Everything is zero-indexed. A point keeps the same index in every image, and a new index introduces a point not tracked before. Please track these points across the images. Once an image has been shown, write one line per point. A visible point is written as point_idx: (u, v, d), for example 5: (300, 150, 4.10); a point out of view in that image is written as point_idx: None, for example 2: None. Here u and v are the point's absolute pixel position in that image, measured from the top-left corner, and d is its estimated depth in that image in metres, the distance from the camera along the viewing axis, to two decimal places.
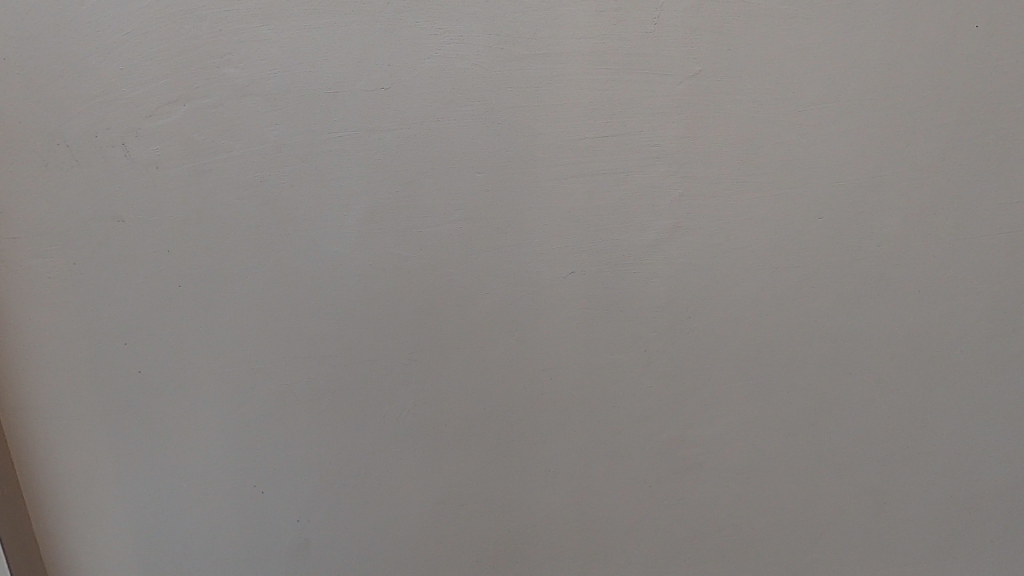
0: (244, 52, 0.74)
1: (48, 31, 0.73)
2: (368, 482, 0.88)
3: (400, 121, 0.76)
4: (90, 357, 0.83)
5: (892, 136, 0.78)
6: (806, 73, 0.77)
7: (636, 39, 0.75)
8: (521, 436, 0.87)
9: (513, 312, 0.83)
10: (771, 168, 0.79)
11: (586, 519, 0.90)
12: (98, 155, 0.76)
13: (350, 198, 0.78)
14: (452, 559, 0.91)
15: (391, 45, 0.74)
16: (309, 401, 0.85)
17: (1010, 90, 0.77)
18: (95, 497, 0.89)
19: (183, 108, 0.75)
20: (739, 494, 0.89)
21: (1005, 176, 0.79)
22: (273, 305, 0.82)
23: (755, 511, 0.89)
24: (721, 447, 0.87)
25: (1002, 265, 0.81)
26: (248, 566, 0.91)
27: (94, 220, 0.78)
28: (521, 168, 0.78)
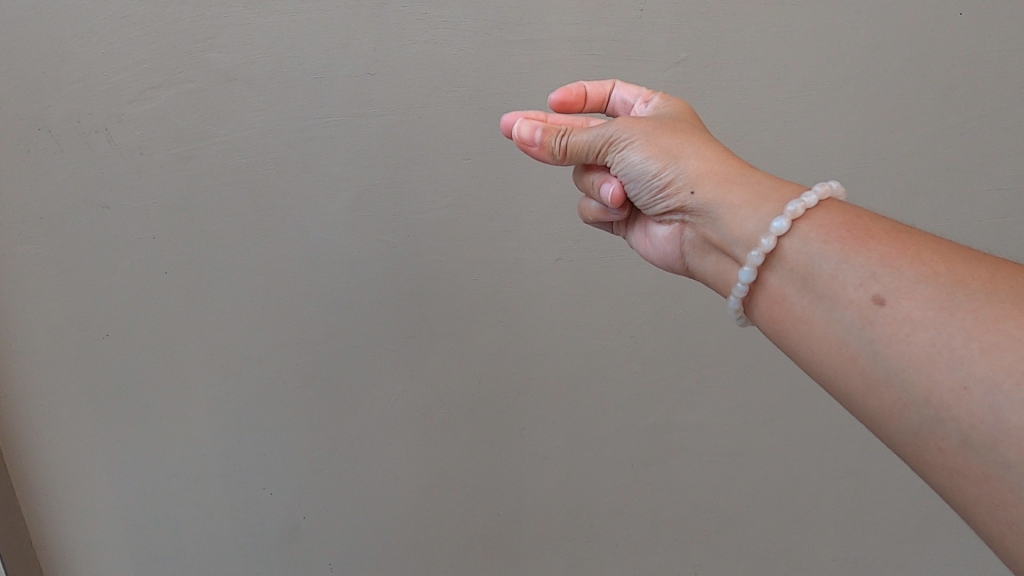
0: (227, 36, 0.71)
1: (16, 8, 0.68)
2: (363, 459, 0.92)
3: (385, 107, 0.75)
4: (77, 345, 0.83)
5: (868, 125, 0.82)
6: (789, 62, 0.78)
7: (621, 24, 0.75)
8: (508, 414, 0.91)
9: (499, 298, 0.85)
10: (750, 156, 0.82)
11: (569, 486, 0.97)
12: (80, 140, 0.73)
13: (335, 183, 0.78)
14: (442, 527, 0.97)
15: (375, 29, 0.72)
16: (302, 384, 0.87)
17: (980, 79, 0.80)
18: (88, 480, 0.90)
19: (166, 93, 0.72)
20: (707, 458, 0.97)
21: (963, 165, 0.84)
22: (263, 291, 0.82)
23: (722, 471, 0.98)
24: (694, 419, 0.95)
25: (951, 247, 0.88)
26: (246, 539, 0.95)
27: (77, 207, 0.76)
28: (506, 154, 0.78)
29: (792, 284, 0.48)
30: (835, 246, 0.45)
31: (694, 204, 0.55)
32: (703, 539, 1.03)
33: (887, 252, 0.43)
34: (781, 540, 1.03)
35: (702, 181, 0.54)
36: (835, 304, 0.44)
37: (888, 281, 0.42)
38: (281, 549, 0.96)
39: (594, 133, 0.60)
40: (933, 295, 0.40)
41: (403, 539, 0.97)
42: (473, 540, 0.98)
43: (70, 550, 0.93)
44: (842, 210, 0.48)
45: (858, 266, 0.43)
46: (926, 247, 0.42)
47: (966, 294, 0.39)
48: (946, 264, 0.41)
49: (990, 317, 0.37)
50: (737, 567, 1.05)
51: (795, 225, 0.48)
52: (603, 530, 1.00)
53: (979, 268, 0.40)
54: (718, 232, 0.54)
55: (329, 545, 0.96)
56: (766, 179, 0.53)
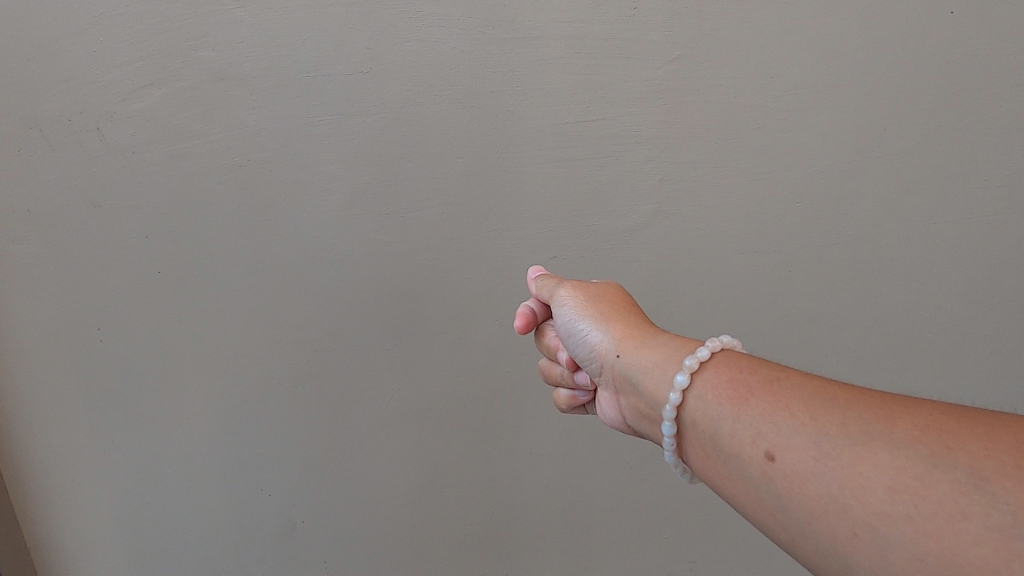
0: (220, 34, 0.71)
1: (7, 6, 0.68)
2: (358, 459, 0.92)
3: (379, 105, 0.75)
4: (70, 346, 0.82)
5: (862, 124, 0.82)
6: (783, 61, 0.78)
7: (615, 23, 0.75)
8: (503, 414, 0.91)
9: (494, 298, 0.85)
10: (745, 153, 0.82)
11: (564, 485, 0.97)
12: (72, 140, 0.73)
13: (329, 182, 0.78)
14: (438, 526, 0.97)
15: (369, 27, 0.72)
16: (297, 383, 0.87)
17: (973, 77, 0.80)
18: (83, 481, 0.89)
19: (159, 92, 0.72)
20: None
21: (957, 163, 0.84)
22: (257, 291, 0.82)
23: None
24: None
25: (945, 245, 0.89)
26: (242, 539, 0.95)
27: (69, 207, 0.76)
28: (501, 153, 0.79)
29: (704, 442, 0.48)
30: (726, 406, 0.47)
31: (619, 364, 0.63)
32: (697, 537, 1.03)
33: (764, 407, 0.44)
34: (775, 538, 1.04)
35: (624, 344, 0.63)
36: (739, 464, 0.44)
37: (770, 437, 0.42)
38: (278, 549, 0.96)
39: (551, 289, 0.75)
40: (807, 447, 0.40)
41: (400, 539, 0.97)
42: (469, 540, 0.98)
43: (65, 551, 0.93)
44: (729, 362, 0.50)
45: (746, 424, 0.44)
46: (795, 394, 0.43)
47: (831, 440, 0.39)
48: (814, 411, 0.41)
49: (853, 461, 0.37)
50: (731, 564, 1.05)
51: (694, 378, 0.50)
52: (598, 529, 1.01)
53: (840, 411, 0.40)
54: (641, 394, 0.59)
55: (325, 545, 0.97)
56: (673, 339, 0.59)
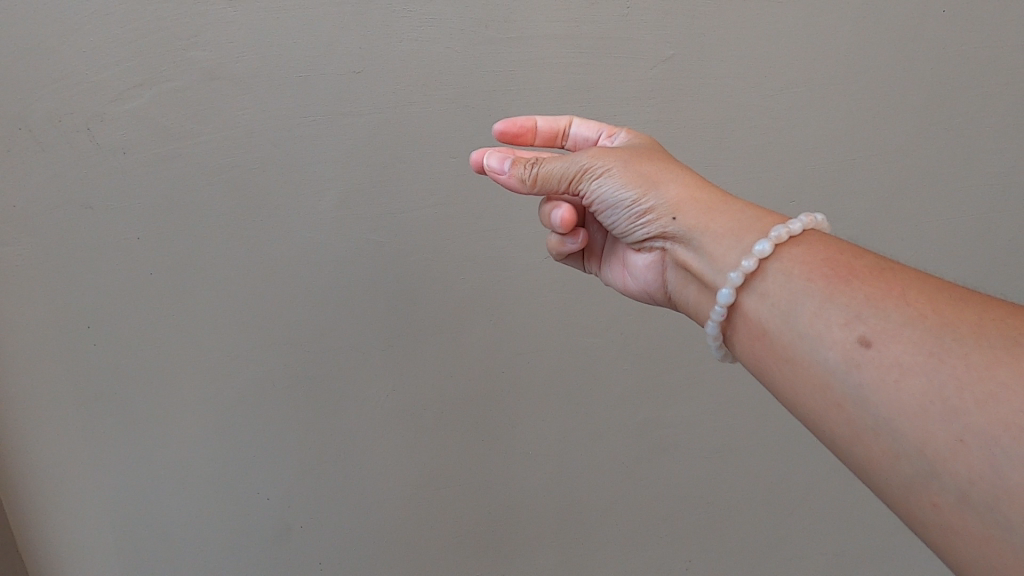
0: (211, 34, 0.70)
1: None
2: (354, 459, 0.91)
3: (372, 105, 0.75)
4: (62, 348, 0.81)
5: (855, 122, 0.82)
6: (776, 60, 0.78)
7: (608, 22, 0.74)
8: (498, 414, 0.91)
9: (489, 297, 0.85)
10: (738, 152, 0.82)
11: (559, 485, 0.97)
12: (62, 140, 0.72)
13: (322, 182, 0.77)
14: (433, 527, 0.97)
15: (361, 27, 0.72)
16: (291, 384, 0.86)
17: (964, 76, 0.81)
18: (75, 484, 0.89)
19: (150, 92, 0.71)
20: (697, 454, 0.98)
21: (948, 162, 0.85)
22: (250, 292, 0.81)
23: (712, 467, 0.99)
24: (682, 416, 0.95)
25: (936, 243, 0.89)
26: (236, 541, 0.95)
27: (60, 208, 0.75)
28: (495, 153, 0.78)
29: (774, 319, 0.48)
30: (819, 284, 0.46)
31: (677, 230, 0.56)
32: (692, 536, 1.03)
33: (872, 294, 0.44)
34: (770, 536, 1.04)
35: (684, 208, 0.56)
36: (819, 342, 0.44)
37: (871, 322, 0.42)
38: (272, 551, 0.96)
39: (567, 166, 0.59)
40: (920, 338, 0.40)
41: (395, 540, 0.97)
42: (465, 540, 0.98)
43: (58, 554, 0.93)
44: (822, 242, 0.50)
45: (841, 306, 0.44)
46: (913, 289, 0.43)
47: (955, 338, 0.39)
48: (936, 307, 0.41)
49: (975, 358, 0.37)
50: (727, 562, 1.06)
51: (776, 249, 0.50)
52: (593, 528, 1.01)
53: (964, 311, 0.40)
54: (701, 262, 0.54)
55: (320, 547, 0.96)
56: (744, 206, 0.55)
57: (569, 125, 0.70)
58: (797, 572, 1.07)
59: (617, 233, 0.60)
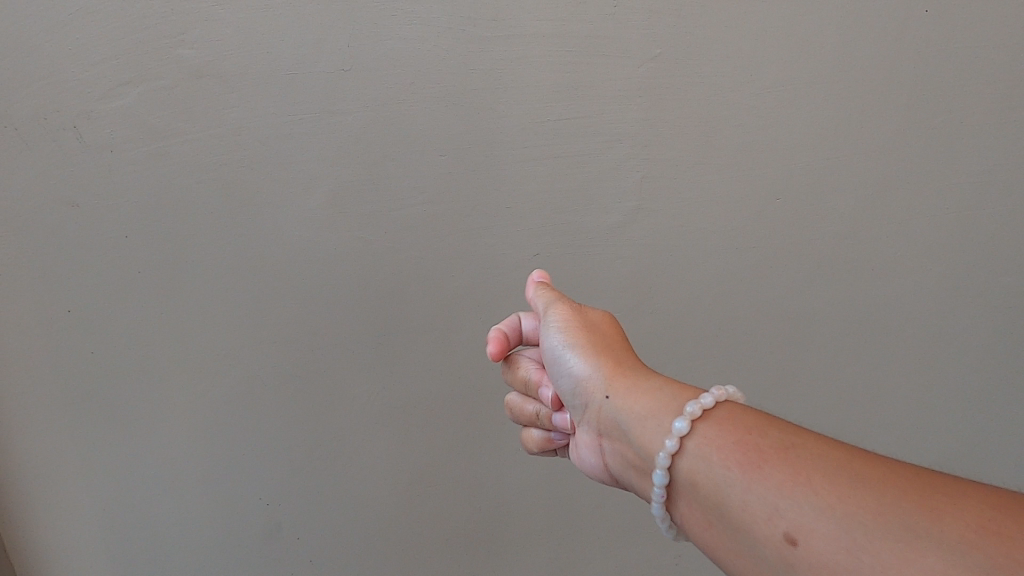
0: (197, 33, 0.70)
1: None
2: (344, 459, 0.92)
3: (361, 104, 0.75)
4: (48, 348, 0.81)
5: (840, 120, 0.83)
6: (762, 59, 0.79)
7: (596, 20, 0.75)
8: (487, 412, 0.92)
9: (478, 295, 0.85)
10: (725, 150, 0.83)
11: (548, 483, 0.98)
12: (48, 139, 0.72)
13: (311, 180, 0.77)
14: (422, 525, 0.97)
15: (350, 25, 0.72)
16: (280, 384, 0.87)
17: (946, 76, 0.82)
18: (62, 484, 0.88)
19: (137, 90, 0.71)
20: None
21: (932, 159, 0.86)
22: (239, 291, 0.81)
23: None
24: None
25: (921, 240, 0.90)
26: (224, 541, 0.95)
27: (45, 207, 0.75)
28: (483, 151, 0.79)
29: (707, 511, 0.46)
30: (734, 471, 0.44)
31: (608, 406, 0.57)
32: None
33: (780, 479, 0.41)
34: None
35: (613, 382, 0.58)
36: (753, 542, 0.42)
37: (789, 516, 0.40)
38: (261, 551, 0.96)
39: (541, 304, 0.71)
40: (835, 535, 0.37)
41: (384, 539, 0.97)
42: (453, 538, 0.99)
43: (45, 555, 0.92)
44: (732, 418, 0.48)
45: (760, 498, 0.42)
46: (817, 469, 0.41)
47: (867, 533, 0.36)
48: (845, 495, 0.38)
49: (899, 562, 0.35)
50: None
51: (693, 426, 0.48)
52: (582, 525, 1.01)
53: (871, 494, 0.38)
54: (632, 445, 0.54)
55: (308, 547, 0.96)
56: (667, 382, 0.55)
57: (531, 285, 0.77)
58: None
59: (568, 400, 0.64)
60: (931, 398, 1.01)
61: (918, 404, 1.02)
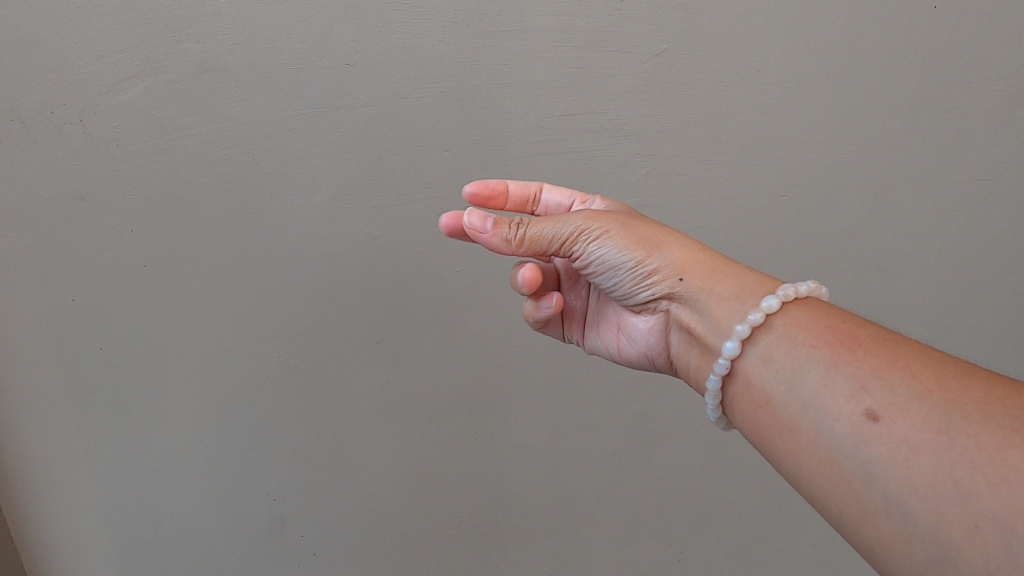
0: (204, 27, 0.70)
1: None
2: (349, 452, 0.92)
3: (366, 98, 0.75)
4: (55, 341, 0.81)
5: (846, 117, 0.83)
6: (768, 54, 0.79)
7: (602, 15, 0.75)
8: (491, 407, 0.92)
9: (482, 290, 0.85)
10: (731, 147, 0.83)
11: (551, 478, 0.98)
12: (54, 132, 0.72)
13: (316, 175, 0.77)
14: (426, 520, 0.98)
15: (355, 19, 0.72)
16: (286, 378, 0.87)
17: (954, 72, 0.82)
18: (68, 476, 0.89)
19: (143, 84, 0.71)
20: (688, 446, 0.99)
21: (938, 156, 0.86)
22: (244, 284, 0.81)
23: (701, 459, 1.00)
24: (673, 409, 0.96)
25: (926, 237, 0.90)
26: (229, 534, 0.95)
27: (52, 201, 0.75)
28: (488, 146, 0.79)
29: (779, 386, 0.51)
30: (824, 352, 0.50)
31: (682, 291, 0.60)
32: (683, 527, 1.05)
33: (876, 364, 0.47)
34: (758, 526, 1.06)
35: (688, 270, 0.60)
36: (826, 413, 0.47)
37: (877, 396, 0.45)
38: (266, 544, 0.96)
39: (557, 228, 0.61)
40: (926, 414, 0.43)
41: (388, 533, 0.98)
42: (457, 533, 0.99)
43: (51, 547, 0.93)
44: (830, 314, 0.53)
45: (847, 375, 0.47)
46: (918, 362, 0.46)
47: (962, 416, 0.41)
48: (940, 383, 0.44)
49: (990, 443, 0.39)
50: (718, 553, 1.07)
51: (784, 307, 0.54)
52: (585, 521, 1.02)
53: (972, 388, 0.43)
54: (705, 325, 0.58)
55: (313, 540, 0.97)
56: (744, 271, 0.60)
57: (540, 191, 0.74)
58: (783, 561, 1.09)
59: (620, 295, 0.64)
60: None
61: None
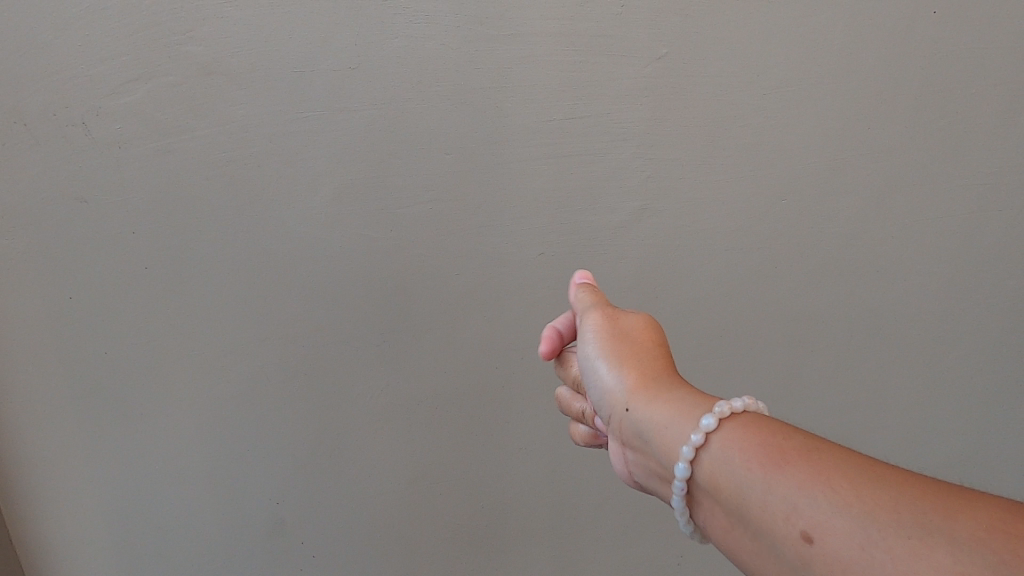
0: (206, 29, 0.70)
1: None
2: (348, 455, 0.92)
3: (367, 102, 0.75)
4: (56, 342, 0.82)
5: (846, 121, 0.83)
6: (769, 59, 0.79)
7: (603, 20, 0.75)
8: (491, 410, 0.92)
9: (482, 294, 0.85)
10: (731, 151, 0.83)
11: (551, 481, 0.98)
12: (57, 134, 0.72)
13: (317, 178, 0.78)
14: (425, 523, 0.98)
15: (358, 23, 0.72)
16: (285, 380, 0.87)
17: (955, 77, 0.82)
18: (68, 477, 0.89)
19: (146, 86, 0.72)
20: None
21: (939, 160, 0.86)
22: (245, 287, 0.82)
23: None
24: None
25: (927, 241, 0.90)
26: (228, 537, 0.95)
27: (54, 202, 0.75)
28: (489, 149, 0.79)
29: (730, 518, 0.45)
30: (756, 473, 0.43)
31: (629, 418, 0.55)
32: (683, 531, 1.05)
33: (801, 479, 0.41)
34: None
35: (635, 395, 0.56)
36: (773, 540, 0.41)
37: (809, 515, 0.39)
38: (265, 547, 0.96)
39: (563, 332, 0.68)
40: (850, 530, 0.37)
41: (387, 536, 0.98)
42: (455, 536, 0.99)
43: (50, 548, 0.93)
44: (757, 422, 0.47)
45: (780, 497, 0.41)
46: (840, 472, 0.40)
47: (881, 532, 0.36)
48: (860, 494, 0.38)
49: (909, 560, 0.35)
50: (717, 557, 1.07)
51: (722, 423, 0.48)
52: (584, 525, 1.02)
53: (887, 493, 0.38)
54: (652, 451, 0.53)
55: (312, 543, 0.97)
56: (688, 391, 0.54)
57: None
58: None
59: (594, 410, 0.62)
60: (934, 399, 1.01)
61: (921, 405, 1.02)
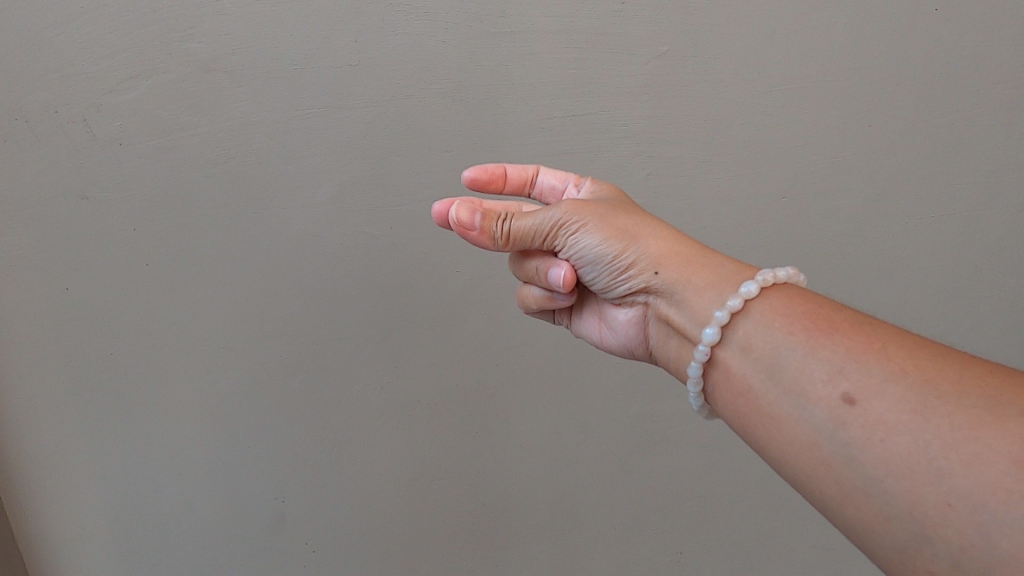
0: (207, 26, 0.70)
1: None
2: (349, 451, 0.92)
3: (368, 99, 0.75)
4: (57, 339, 0.82)
5: (846, 119, 0.83)
6: (769, 56, 0.79)
7: (604, 17, 0.75)
8: (491, 406, 0.92)
9: (483, 290, 0.86)
10: (731, 148, 0.83)
11: (551, 478, 0.98)
12: (58, 131, 0.72)
13: (318, 175, 0.78)
14: (426, 519, 0.98)
15: (358, 19, 0.72)
16: (286, 376, 0.87)
17: (954, 74, 0.82)
18: (69, 474, 0.89)
19: (147, 83, 0.72)
20: (687, 446, 1.00)
21: (938, 158, 0.86)
22: (246, 283, 0.82)
23: (701, 459, 1.01)
24: (673, 409, 0.97)
25: (926, 238, 0.90)
26: (230, 533, 0.95)
27: (55, 199, 0.75)
28: (489, 146, 0.79)
29: (757, 375, 0.49)
30: (799, 337, 0.47)
31: (658, 284, 0.57)
32: (683, 528, 1.05)
33: (852, 346, 0.45)
34: (757, 527, 1.06)
35: (666, 262, 0.57)
36: (804, 400, 0.45)
37: (856, 379, 0.43)
38: (265, 543, 0.97)
39: (538, 221, 0.60)
40: (902, 396, 0.41)
41: (387, 532, 0.98)
42: (455, 532, 0.99)
43: (52, 545, 0.93)
44: (802, 296, 0.51)
45: (824, 360, 0.45)
46: (891, 343, 0.44)
47: (935, 396, 0.40)
48: (915, 363, 0.42)
49: (966, 424, 0.38)
50: (717, 553, 1.08)
51: (763, 291, 0.51)
52: (584, 521, 1.02)
53: (943, 369, 0.41)
54: (682, 316, 0.55)
55: (312, 539, 0.97)
56: (720, 259, 0.56)
57: (537, 173, 0.71)
58: (781, 561, 1.10)
59: (600, 288, 0.61)
60: None
61: None
